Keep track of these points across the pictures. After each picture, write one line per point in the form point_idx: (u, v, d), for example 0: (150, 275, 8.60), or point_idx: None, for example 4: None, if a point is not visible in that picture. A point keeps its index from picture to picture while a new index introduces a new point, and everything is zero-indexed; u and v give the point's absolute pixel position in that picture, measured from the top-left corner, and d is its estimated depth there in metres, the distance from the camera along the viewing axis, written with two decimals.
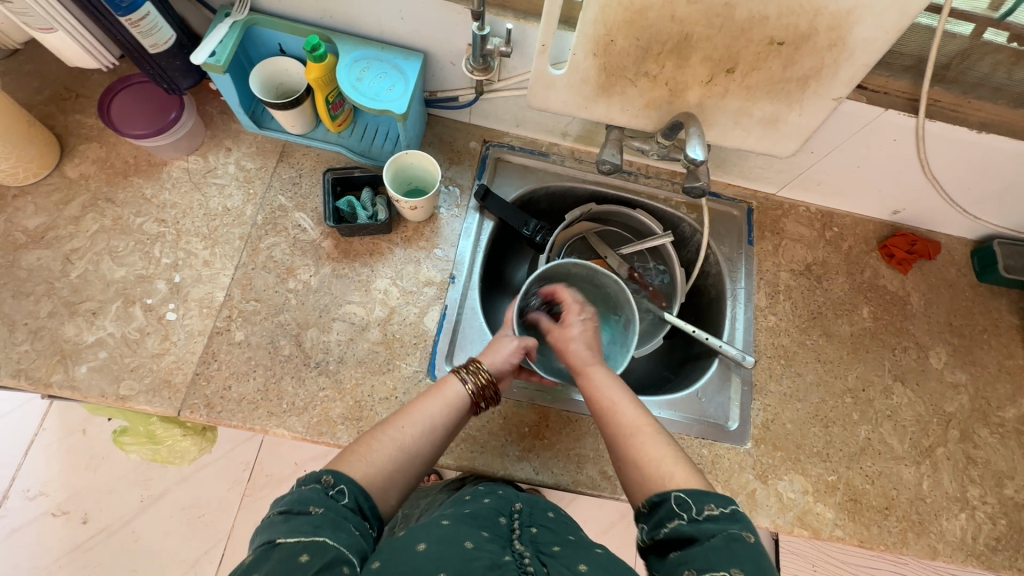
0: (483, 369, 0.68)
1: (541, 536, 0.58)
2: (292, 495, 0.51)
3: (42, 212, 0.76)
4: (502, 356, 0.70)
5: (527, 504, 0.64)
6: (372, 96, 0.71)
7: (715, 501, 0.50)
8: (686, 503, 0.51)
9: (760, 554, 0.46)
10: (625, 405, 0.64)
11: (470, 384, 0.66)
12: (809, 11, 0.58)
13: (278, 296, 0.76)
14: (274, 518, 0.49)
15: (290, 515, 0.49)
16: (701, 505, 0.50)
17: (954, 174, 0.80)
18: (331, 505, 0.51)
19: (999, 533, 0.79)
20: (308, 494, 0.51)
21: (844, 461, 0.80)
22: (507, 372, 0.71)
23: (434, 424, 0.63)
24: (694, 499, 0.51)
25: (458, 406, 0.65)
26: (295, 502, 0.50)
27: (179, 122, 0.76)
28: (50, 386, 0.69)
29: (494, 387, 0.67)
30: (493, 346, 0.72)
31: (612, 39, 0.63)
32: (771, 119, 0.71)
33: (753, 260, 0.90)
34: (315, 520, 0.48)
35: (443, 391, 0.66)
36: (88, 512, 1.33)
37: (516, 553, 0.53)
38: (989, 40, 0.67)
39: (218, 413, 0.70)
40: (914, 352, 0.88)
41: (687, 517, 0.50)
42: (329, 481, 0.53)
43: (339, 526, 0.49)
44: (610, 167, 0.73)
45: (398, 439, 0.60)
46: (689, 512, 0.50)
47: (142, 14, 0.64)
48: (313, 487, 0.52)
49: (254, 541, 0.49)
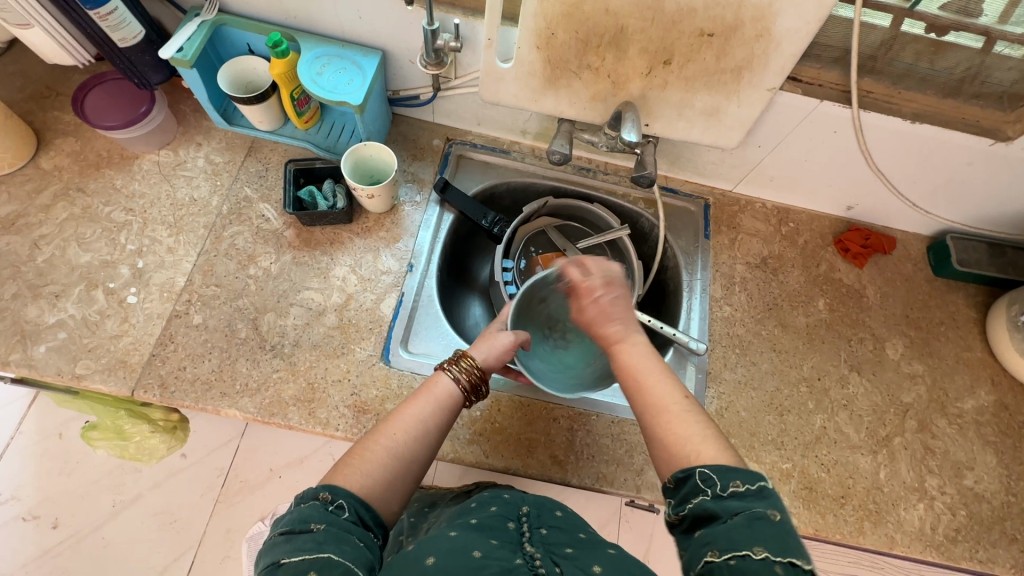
0: (469, 359, 0.69)
1: (551, 536, 0.58)
2: (293, 514, 0.51)
3: (15, 200, 0.79)
4: (495, 350, 0.72)
5: (535, 507, 0.64)
6: (331, 89, 0.74)
7: (742, 477, 0.49)
8: (711, 478, 0.50)
9: (792, 535, 0.45)
10: (656, 379, 0.60)
11: (458, 378, 0.67)
12: (732, 3, 0.61)
13: (239, 281, 0.78)
14: (277, 539, 0.50)
15: (294, 534, 0.49)
16: (726, 481, 0.49)
17: (897, 166, 0.83)
18: (333, 520, 0.50)
19: (959, 523, 0.78)
20: (308, 512, 0.50)
21: (800, 449, 0.80)
22: (499, 365, 0.72)
23: (427, 421, 0.62)
24: (720, 475, 0.49)
25: (449, 400, 0.65)
26: (297, 521, 0.50)
27: (149, 115, 0.80)
28: (8, 365, 0.71)
29: (480, 376, 0.69)
30: (488, 341, 0.73)
31: (553, 32, 0.67)
32: (712, 110, 0.74)
33: (710, 254, 0.92)
34: (318, 537, 0.48)
35: (432, 388, 0.65)
36: (59, 516, 1.32)
37: (526, 556, 0.53)
38: (907, 31, 0.69)
39: (172, 393, 0.71)
40: (871, 343, 0.88)
41: (711, 493, 0.49)
42: (327, 496, 0.52)
43: (343, 539, 0.49)
44: (560, 158, 0.76)
45: (392, 444, 0.58)
46: (714, 488, 0.49)
47: (110, 9, 0.68)
48: (311, 505, 0.51)
49: (262, 562, 0.50)
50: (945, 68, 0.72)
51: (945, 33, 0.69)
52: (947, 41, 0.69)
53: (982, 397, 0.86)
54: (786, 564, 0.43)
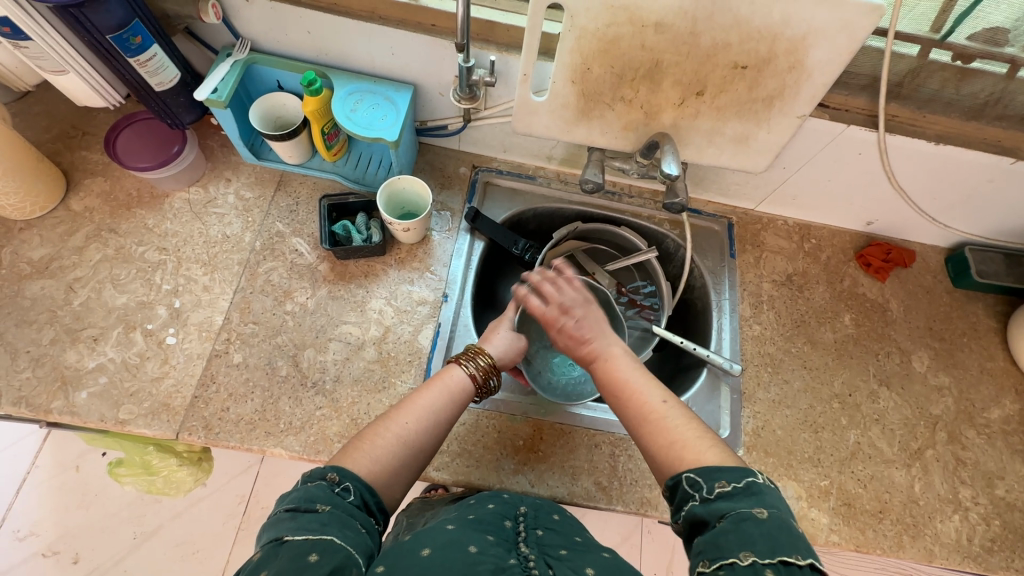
0: (484, 355, 0.70)
1: (547, 538, 0.58)
2: (299, 492, 0.51)
3: (47, 244, 0.79)
4: (506, 349, 0.74)
5: (532, 508, 0.63)
6: (365, 125, 0.75)
7: (728, 476, 0.50)
8: (698, 482, 0.51)
9: (780, 529, 0.45)
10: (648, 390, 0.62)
11: (473, 373, 0.68)
12: (767, 37, 0.62)
13: (276, 318, 0.78)
14: (281, 516, 0.49)
15: (299, 512, 0.49)
16: (712, 483, 0.50)
17: (919, 184, 0.85)
18: (338, 502, 0.50)
19: (994, 534, 0.78)
20: (315, 492, 0.50)
21: (836, 465, 0.81)
22: (508, 363, 0.74)
23: (436, 411, 0.63)
24: (705, 477, 0.51)
25: (461, 393, 0.66)
26: (303, 499, 0.50)
27: (181, 155, 0.81)
28: (50, 413, 0.70)
29: (495, 372, 0.70)
30: (498, 339, 0.75)
31: (588, 67, 0.68)
32: (742, 137, 0.75)
33: (736, 273, 0.93)
34: (323, 518, 0.48)
35: (445, 380, 0.66)
36: (79, 551, 1.27)
37: (520, 556, 0.53)
38: (936, 59, 0.72)
39: (216, 434, 0.71)
40: (897, 357, 0.90)
41: (700, 497, 0.50)
42: (334, 478, 0.53)
43: (347, 524, 0.49)
44: (593, 186, 0.75)
45: (402, 434, 0.59)
46: (702, 491, 0.50)
47: (150, 55, 0.69)
48: (319, 485, 0.51)
49: (262, 539, 0.49)
50: (970, 93, 0.74)
51: (971, 61, 0.72)
52: (973, 68, 0.73)
53: (1008, 406, 0.88)
54: (777, 565, 0.43)
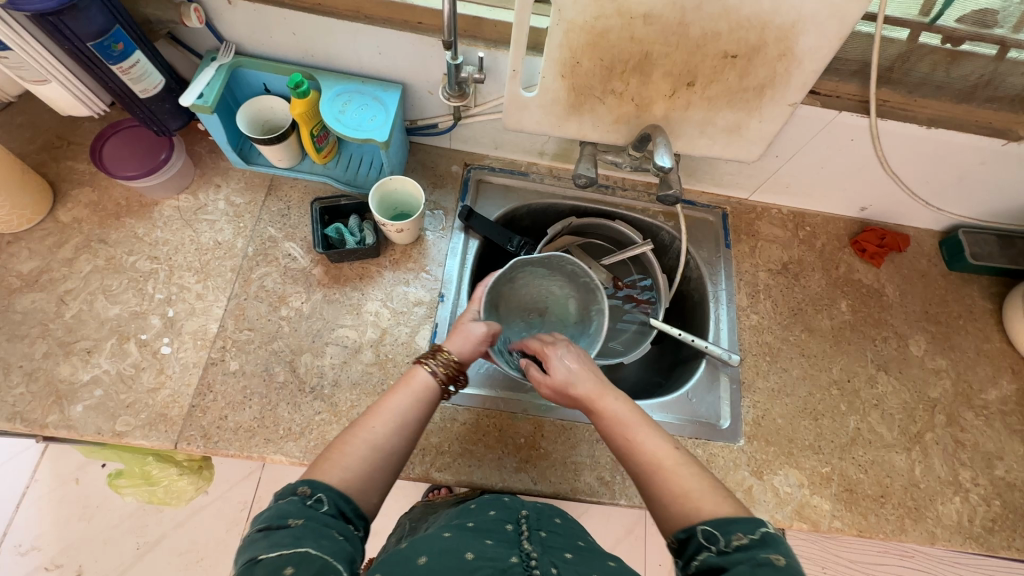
0: (447, 354, 0.67)
1: (550, 540, 0.57)
2: (270, 511, 0.50)
3: (36, 256, 0.78)
4: (469, 343, 0.70)
5: (534, 511, 0.63)
6: (354, 127, 0.74)
7: (742, 528, 0.47)
8: (713, 535, 0.47)
9: None
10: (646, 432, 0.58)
11: (437, 371, 0.65)
12: (756, 26, 0.62)
13: (272, 324, 0.78)
14: (254, 536, 0.48)
15: (272, 530, 0.48)
16: (728, 536, 0.47)
17: (912, 169, 0.85)
18: (312, 514, 0.49)
19: (994, 514, 0.79)
20: (286, 508, 0.49)
21: (836, 452, 0.81)
22: (473, 358, 0.71)
23: (402, 414, 0.61)
24: (721, 529, 0.47)
25: (426, 394, 0.64)
26: (275, 517, 0.49)
27: (169, 161, 0.80)
28: (46, 427, 0.69)
29: (460, 371, 0.67)
30: (460, 335, 0.71)
31: (578, 60, 0.68)
32: (734, 126, 0.75)
33: (732, 262, 0.93)
34: (296, 531, 0.47)
35: (410, 383, 0.64)
36: (82, 563, 1.26)
37: (522, 554, 0.52)
38: (925, 43, 0.72)
39: (215, 443, 0.70)
40: (895, 341, 0.90)
41: (716, 549, 0.47)
42: (305, 491, 0.52)
43: (322, 534, 0.48)
44: (586, 180, 0.74)
45: (370, 438, 0.58)
46: (717, 544, 0.47)
47: (132, 62, 0.68)
48: (290, 500, 0.50)
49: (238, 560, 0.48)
50: (960, 76, 0.75)
51: (961, 43, 0.72)
52: (963, 51, 0.73)
53: (1005, 386, 0.88)
54: None
